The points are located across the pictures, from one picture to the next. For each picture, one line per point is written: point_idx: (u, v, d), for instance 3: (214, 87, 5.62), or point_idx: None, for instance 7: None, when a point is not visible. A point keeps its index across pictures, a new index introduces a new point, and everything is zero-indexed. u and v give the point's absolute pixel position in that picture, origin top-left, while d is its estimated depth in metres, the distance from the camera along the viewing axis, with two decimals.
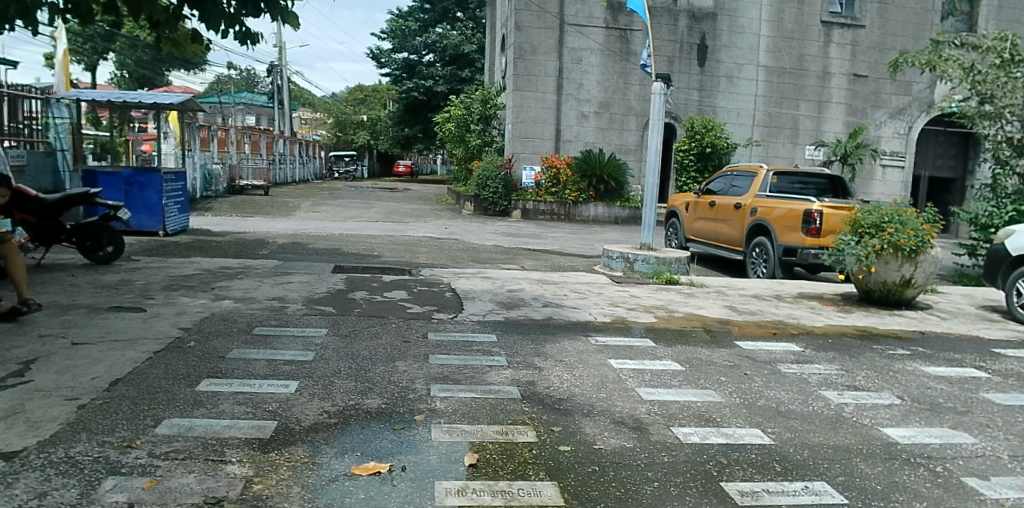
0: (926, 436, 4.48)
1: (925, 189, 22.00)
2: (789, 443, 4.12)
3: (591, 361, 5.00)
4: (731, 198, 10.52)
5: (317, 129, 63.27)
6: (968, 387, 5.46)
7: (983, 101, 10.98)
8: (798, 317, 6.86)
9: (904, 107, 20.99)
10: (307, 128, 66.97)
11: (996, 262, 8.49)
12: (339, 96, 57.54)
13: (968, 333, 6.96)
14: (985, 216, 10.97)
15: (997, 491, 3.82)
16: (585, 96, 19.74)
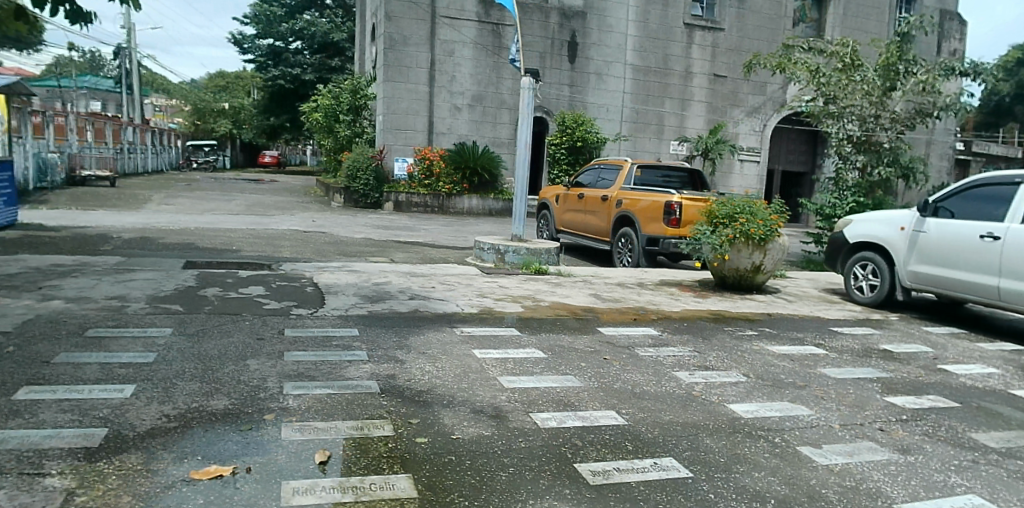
0: (768, 411, 4.88)
1: (778, 183, 23.70)
2: (641, 423, 4.33)
3: (454, 352, 5.00)
4: (599, 190, 10.85)
5: (173, 117, 59.68)
6: (807, 363, 5.95)
7: (827, 101, 12.05)
8: (658, 303, 7.17)
9: (760, 106, 22.49)
10: (162, 116, 62.96)
11: (836, 248, 9.40)
12: (197, 83, 54.63)
13: (811, 314, 7.57)
14: (828, 207, 11.88)
15: (827, 458, 4.31)
16: (457, 88, 19.81)
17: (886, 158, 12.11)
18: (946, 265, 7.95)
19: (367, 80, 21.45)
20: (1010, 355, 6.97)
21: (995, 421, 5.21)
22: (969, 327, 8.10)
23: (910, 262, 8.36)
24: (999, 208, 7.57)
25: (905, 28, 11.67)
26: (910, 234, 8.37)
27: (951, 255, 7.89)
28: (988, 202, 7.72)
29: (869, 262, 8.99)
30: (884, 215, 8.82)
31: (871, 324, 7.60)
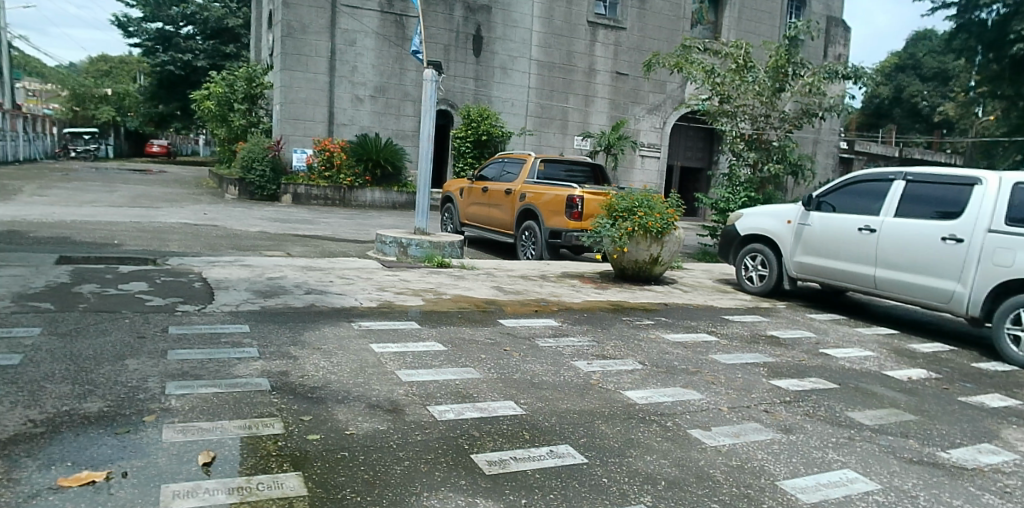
0: (660, 396, 5.07)
1: (677, 178, 24.64)
2: (539, 412, 4.39)
3: (351, 347, 4.92)
4: (503, 184, 10.93)
5: (49, 103, 55.58)
6: (699, 350, 6.22)
7: (722, 100, 12.63)
8: (560, 295, 7.30)
9: (660, 104, 23.26)
10: (36, 101, 58.45)
11: (729, 241, 9.86)
12: (76, 67, 51.14)
13: (704, 303, 7.91)
14: (723, 201, 12.46)
15: (716, 440, 4.52)
16: (359, 79, 19.53)
17: (775, 155, 12.74)
18: (828, 255, 8.50)
19: (264, 69, 20.61)
20: (884, 339, 7.54)
21: (869, 400, 5.62)
22: (848, 314, 8.70)
23: (796, 253, 8.88)
24: (875, 203, 8.15)
25: (794, 32, 12.30)
26: (795, 226, 8.89)
27: (832, 246, 8.43)
28: (865, 197, 8.30)
29: (758, 254, 9.48)
30: (772, 208, 9.33)
31: (759, 311, 8.03)
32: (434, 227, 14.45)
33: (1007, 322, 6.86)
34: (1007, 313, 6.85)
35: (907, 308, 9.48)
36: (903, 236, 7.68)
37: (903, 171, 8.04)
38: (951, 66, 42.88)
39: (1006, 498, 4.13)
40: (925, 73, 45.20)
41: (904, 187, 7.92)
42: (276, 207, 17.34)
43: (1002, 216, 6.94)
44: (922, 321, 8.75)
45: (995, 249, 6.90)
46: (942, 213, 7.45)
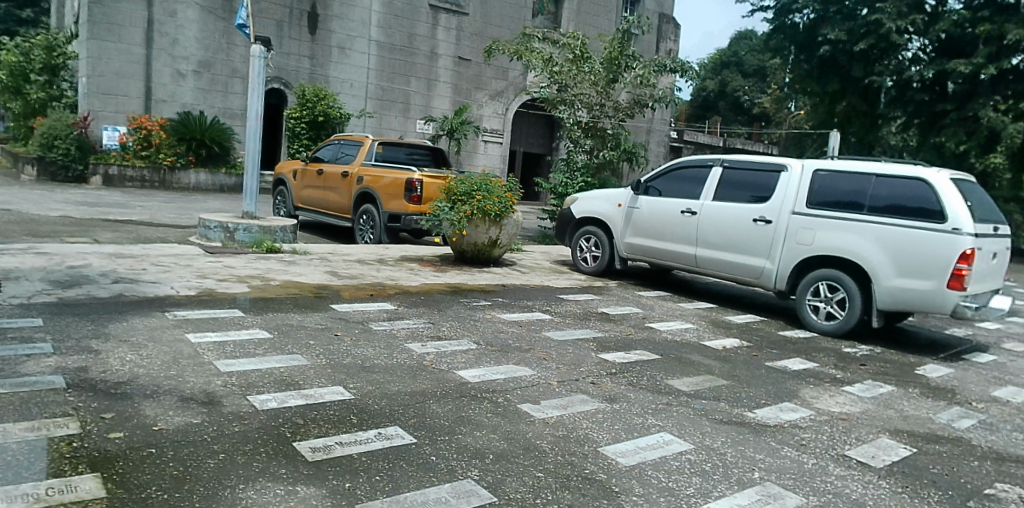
0: (492, 374, 5.21)
1: (520, 163, 25.30)
2: (368, 396, 4.38)
3: (163, 338, 4.63)
4: (339, 166, 10.72)
5: None
6: (533, 327, 6.48)
7: (560, 89, 13.15)
8: (397, 278, 7.28)
9: (502, 90, 23.70)
10: None
11: (565, 223, 10.29)
12: None
13: (540, 284, 8.22)
14: (562, 186, 12.93)
15: (544, 412, 4.74)
16: (182, 53, 18.38)
17: (610, 143, 13.44)
18: (654, 236, 9.10)
19: (68, 36, 18.68)
20: (703, 312, 8.23)
21: (687, 368, 6.11)
22: (673, 290, 9.39)
23: (626, 234, 9.43)
24: (696, 187, 8.82)
25: (626, 25, 12.94)
26: (625, 209, 9.44)
27: (659, 228, 9.03)
28: (687, 182, 8.96)
29: (592, 235, 9.97)
30: (604, 192, 9.82)
31: (592, 289, 8.47)
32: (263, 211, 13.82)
33: (808, 294, 7.72)
34: (808, 286, 7.71)
35: (722, 284, 10.43)
36: (720, 218, 8.39)
37: (720, 158, 8.75)
38: (768, 64, 47.32)
39: (799, 450, 4.71)
40: (747, 69, 49.57)
41: (721, 173, 8.64)
42: (82, 189, 15.82)
43: (804, 200, 7.79)
44: (736, 294, 9.66)
45: (799, 229, 7.73)
46: (753, 196, 8.22)
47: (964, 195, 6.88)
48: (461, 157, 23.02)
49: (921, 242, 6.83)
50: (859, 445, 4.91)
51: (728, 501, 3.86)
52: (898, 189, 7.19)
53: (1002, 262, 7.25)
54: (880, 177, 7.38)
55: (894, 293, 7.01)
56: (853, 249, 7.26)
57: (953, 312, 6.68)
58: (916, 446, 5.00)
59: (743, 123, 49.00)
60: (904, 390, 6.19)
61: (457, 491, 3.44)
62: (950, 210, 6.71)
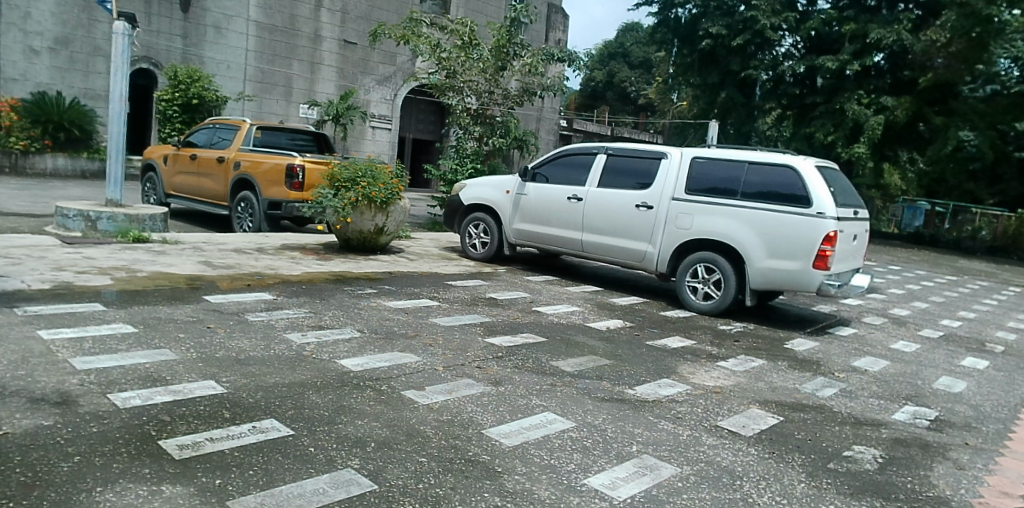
0: (376, 361, 5.19)
1: (411, 149, 25.33)
2: (243, 389, 4.27)
3: (10, 336, 4.33)
4: (214, 151, 10.27)
5: None
6: (420, 314, 6.49)
7: (448, 75, 13.14)
8: (278, 268, 7.09)
9: (389, 76, 23.34)
10: None
11: (453, 210, 10.33)
12: None
13: (428, 270, 8.23)
14: (451, 173, 13.03)
15: (429, 398, 4.76)
16: (35, 27, 16.91)
17: (499, 131, 13.44)
18: (541, 222, 9.29)
19: None
20: (588, 295, 8.51)
21: (571, 349, 6.30)
22: (560, 275, 9.64)
23: (513, 220, 9.57)
24: (580, 174, 9.07)
25: (514, 14, 13.08)
26: (512, 196, 9.57)
27: (545, 213, 9.22)
28: (572, 169, 9.19)
29: (480, 222, 10.06)
30: (491, 178, 9.92)
31: (482, 276, 8.57)
32: (130, 198, 12.99)
33: (687, 275, 8.12)
34: (687, 267, 8.11)
35: (607, 267, 10.80)
36: (603, 204, 8.67)
37: (604, 145, 9.04)
38: (652, 57, 49.18)
39: (676, 423, 4.99)
40: (632, 61, 51.39)
41: (605, 160, 8.92)
42: None
43: (682, 186, 8.18)
44: (620, 277, 10.03)
45: (678, 214, 8.11)
46: (636, 182, 8.54)
47: (827, 182, 7.47)
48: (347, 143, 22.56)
49: (789, 225, 7.36)
50: (731, 416, 5.27)
51: (607, 474, 4.05)
52: (768, 176, 7.69)
53: (860, 243, 7.93)
54: (752, 164, 7.85)
55: (767, 274, 7.52)
56: (729, 233, 7.70)
57: (818, 289, 7.27)
58: (783, 415, 5.42)
59: (629, 113, 50.80)
60: (773, 363, 6.68)
61: (336, 482, 3.41)
62: (815, 196, 7.26)
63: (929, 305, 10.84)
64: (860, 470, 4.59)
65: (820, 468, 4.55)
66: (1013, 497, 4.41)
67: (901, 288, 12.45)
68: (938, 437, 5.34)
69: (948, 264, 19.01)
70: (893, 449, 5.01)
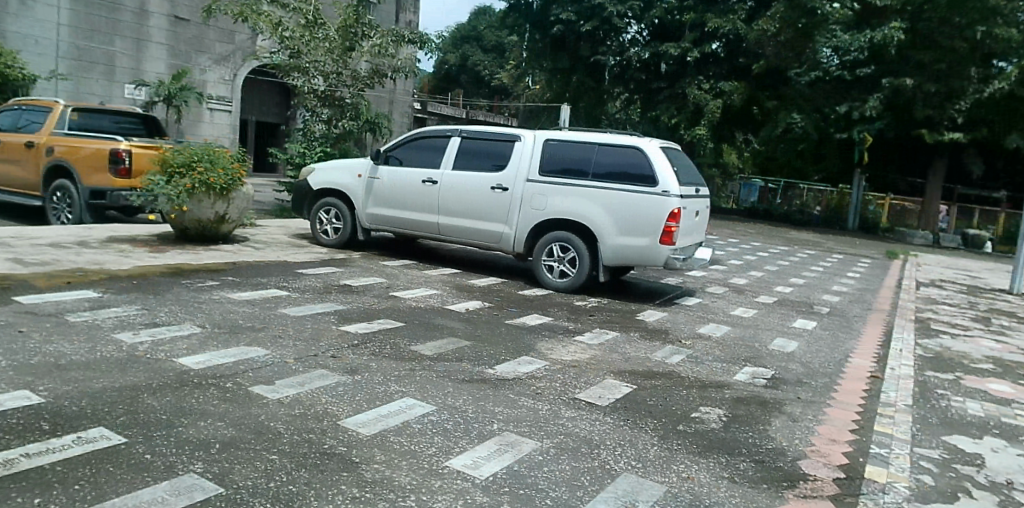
0: (220, 358, 4.89)
1: (253, 132, 24.86)
2: (64, 397, 3.87)
3: None
4: (23, 135, 9.25)
5: None
6: (269, 305, 6.19)
7: (292, 56, 12.55)
8: (103, 262, 6.49)
9: (228, 55, 22.07)
10: None
11: (302, 196, 9.92)
12: None
13: (277, 259, 7.88)
14: (298, 156, 12.63)
15: (279, 392, 4.54)
16: None
17: (349, 113, 13.25)
18: (396, 206, 9.13)
19: None
20: (447, 278, 8.49)
21: (429, 332, 6.27)
22: (418, 258, 9.55)
23: (367, 205, 9.34)
24: (434, 156, 8.98)
25: None
26: (365, 180, 9.32)
27: (400, 197, 9.07)
28: (426, 151, 9.06)
29: (332, 207, 9.73)
30: (342, 162, 9.60)
31: (337, 263, 8.32)
32: None
33: (544, 254, 8.32)
34: (544, 247, 8.31)
35: (465, 249, 10.85)
36: (458, 187, 8.66)
37: (458, 128, 8.98)
38: (504, 41, 50.04)
39: (535, 398, 5.12)
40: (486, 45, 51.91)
41: (459, 143, 8.87)
42: None
43: (536, 168, 8.32)
44: (478, 259, 10.10)
45: (533, 195, 8.27)
46: (491, 164, 8.58)
47: (670, 162, 7.90)
48: (182, 126, 21.10)
49: (637, 204, 7.72)
50: (588, 387, 5.47)
51: (470, 454, 4.07)
52: (617, 157, 8.00)
53: (702, 219, 8.47)
54: (602, 146, 8.13)
55: (618, 250, 7.87)
56: (582, 212, 7.96)
57: (665, 263, 7.70)
58: (635, 383, 5.70)
59: (484, 96, 51.37)
60: (625, 334, 7.01)
61: (177, 488, 3.17)
62: (660, 176, 7.66)
63: (764, 274, 11.86)
64: (707, 429, 4.94)
65: (672, 430, 4.85)
66: (840, 443, 4.96)
67: (740, 259, 13.52)
68: (775, 393, 5.87)
69: (779, 235, 20.90)
70: (736, 407, 5.45)
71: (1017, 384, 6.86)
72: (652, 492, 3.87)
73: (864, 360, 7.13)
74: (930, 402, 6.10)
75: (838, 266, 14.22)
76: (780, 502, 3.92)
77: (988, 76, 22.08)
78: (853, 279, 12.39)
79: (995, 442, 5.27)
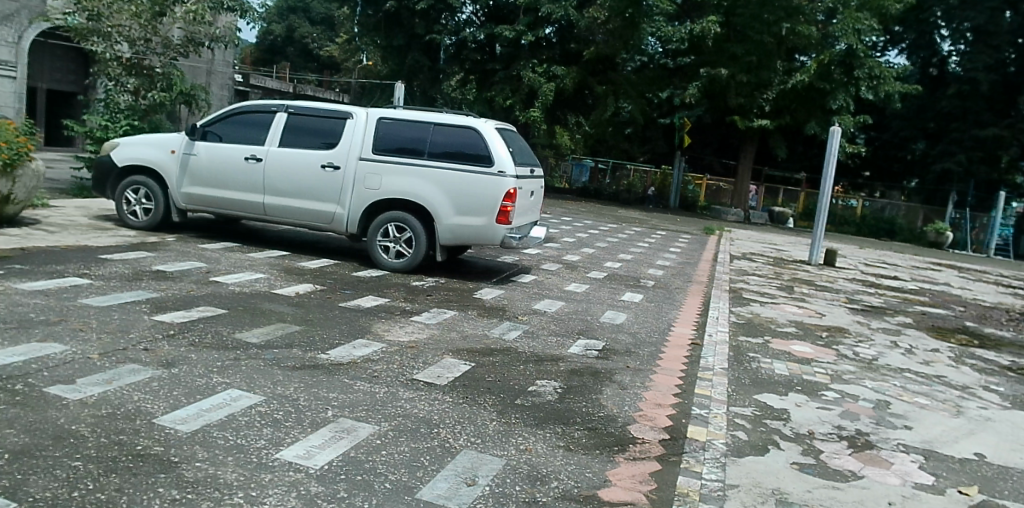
0: (8, 357, 4.30)
1: (43, 102, 22.50)
2: None
3: None
4: None
5: None
6: (66, 295, 5.56)
7: (91, 17, 11.39)
8: None
9: (11, 14, 19.53)
10: None
11: (104, 174, 8.94)
12: None
13: (77, 244, 7.10)
14: (100, 130, 11.46)
15: (82, 392, 4.08)
16: None
17: (160, 84, 12.35)
18: (216, 186, 8.51)
19: None
20: (274, 260, 8.05)
21: (256, 319, 5.91)
22: (241, 240, 8.98)
23: (183, 184, 8.62)
24: (258, 133, 8.45)
25: None
26: (180, 157, 8.59)
27: (222, 175, 8.46)
28: (249, 127, 8.50)
29: (141, 186, 8.87)
30: (154, 136, 8.77)
31: (148, 247, 7.61)
32: None
33: (378, 235, 8.14)
34: (378, 227, 8.12)
35: (295, 231, 10.36)
36: (286, 165, 8.22)
37: (285, 103, 8.49)
38: (332, 14, 49.05)
39: (371, 381, 5.00)
40: (314, 17, 50.72)
41: (287, 119, 8.40)
42: None
43: (369, 146, 8.09)
44: (308, 240, 9.69)
45: (367, 174, 8.05)
46: (322, 142, 8.21)
47: (506, 143, 8.01)
48: None
49: (473, 185, 7.77)
50: (426, 368, 5.43)
51: (302, 445, 3.89)
52: (453, 136, 7.97)
53: (537, 198, 8.69)
54: (438, 125, 8.07)
55: (455, 230, 7.89)
56: (418, 192, 7.87)
57: (502, 242, 7.82)
58: (473, 361, 5.74)
59: (313, 70, 50.60)
60: (463, 312, 7.05)
61: None
62: (496, 156, 7.75)
63: (595, 250, 12.42)
64: (543, 402, 5.09)
65: (509, 405, 4.94)
66: (665, 407, 5.32)
67: (573, 237, 14.08)
68: (606, 363, 6.17)
69: (609, 214, 22.03)
70: (570, 379, 5.66)
71: (815, 345, 7.74)
72: (491, 467, 3.92)
73: (685, 328, 7.70)
74: (743, 364, 6.72)
75: (661, 242, 15.24)
76: (612, 466, 4.13)
77: (791, 69, 24.73)
78: (674, 254, 13.35)
79: (797, 397, 5.89)
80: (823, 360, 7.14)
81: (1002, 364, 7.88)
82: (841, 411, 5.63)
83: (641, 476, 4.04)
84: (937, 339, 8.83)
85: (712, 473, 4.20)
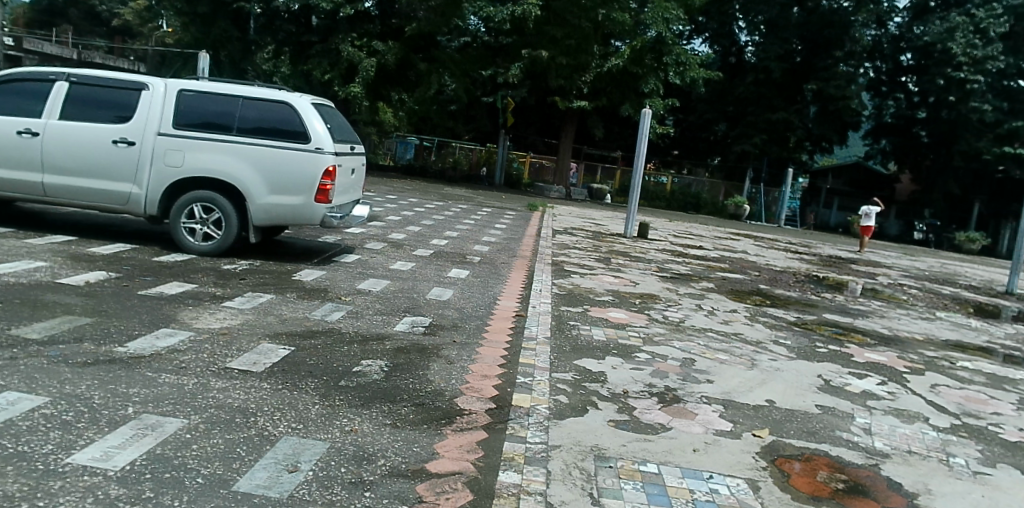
0: None
1: None
2: None
3: None
4: None
5: None
6: None
7: None
8: None
9: None
10: None
11: None
12: None
13: None
14: None
15: None
16: None
17: None
18: None
19: None
20: (58, 247, 7.22)
21: (36, 312, 5.30)
22: (17, 224, 7.97)
23: None
24: (33, 103, 7.48)
25: None
26: None
27: None
28: (22, 97, 7.50)
29: None
30: None
31: None
32: None
33: (183, 217, 7.63)
34: (182, 208, 7.60)
35: (85, 213, 9.36)
36: (69, 140, 7.38)
37: (66, 71, 7.57)
38: None
39: (178, 373, 4.68)
40: None
41: (68, 89, 7.50)
42: None
43: (169, 120, 7.46)
44: (99, 223, 8.80)
45: (167, 151, 7.44)
46: (112, 115, 7.45)
47: (323, 119, 7.75)
48: None
49: (288, 162, 7.46)
50: (241, 355, 5.18)
51: (98, 446, 3.57)
52: (265, 111, 7.58)
53: (358, 176, 8.53)
54: (247, 99, 7.62)
55: (269, 210, 7.56)
56: (226, 170, 7.44)
57: (321, 222, 7.64)
58: (293, 345, 5.56)
59: (101, 35, 46.34)
60: (281, 296, 6.79)
61: None
62: (313, 132, 7.49)
63: (421, 228, 12.42)
64: (368, 381, 5.06)
65: (334, 387, 4.86)
66: (490, 377, 5.49)
67: (398, 215, 13.97)
68: (432, 339, 6.25)
69: (435, 191, 22.11)
70: (397, 356, 5.67)
71: (629, 311, 8.36)
72: (313, 451, 3.84)
73: (510, 301, 7.97)
74: (564, 332, 7.11)
75: (485, 219, 15.57)
76: (439, 439, 4.21)
77: (607, 53, 26.27)
78: (499, 230, 13.70)
79: (614, 360, 6.34)
80: (636, 325, 7.74)
81: (788, 320, 9.03)
82: (652, 371, 6.13)
83: (468, 446, 4.16)
84: (735, 301, 9.87)
85: (536, 436, 4.43)
